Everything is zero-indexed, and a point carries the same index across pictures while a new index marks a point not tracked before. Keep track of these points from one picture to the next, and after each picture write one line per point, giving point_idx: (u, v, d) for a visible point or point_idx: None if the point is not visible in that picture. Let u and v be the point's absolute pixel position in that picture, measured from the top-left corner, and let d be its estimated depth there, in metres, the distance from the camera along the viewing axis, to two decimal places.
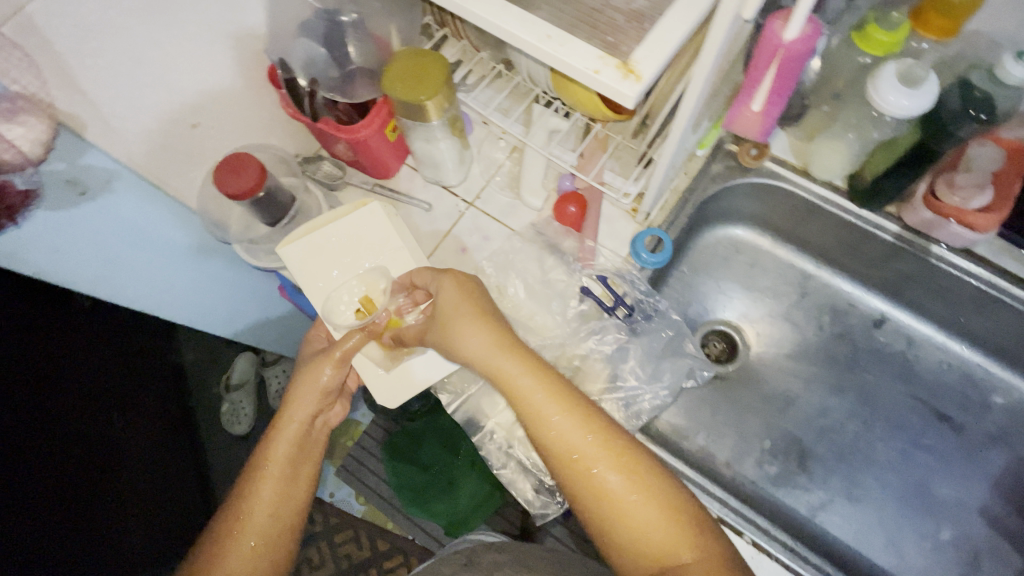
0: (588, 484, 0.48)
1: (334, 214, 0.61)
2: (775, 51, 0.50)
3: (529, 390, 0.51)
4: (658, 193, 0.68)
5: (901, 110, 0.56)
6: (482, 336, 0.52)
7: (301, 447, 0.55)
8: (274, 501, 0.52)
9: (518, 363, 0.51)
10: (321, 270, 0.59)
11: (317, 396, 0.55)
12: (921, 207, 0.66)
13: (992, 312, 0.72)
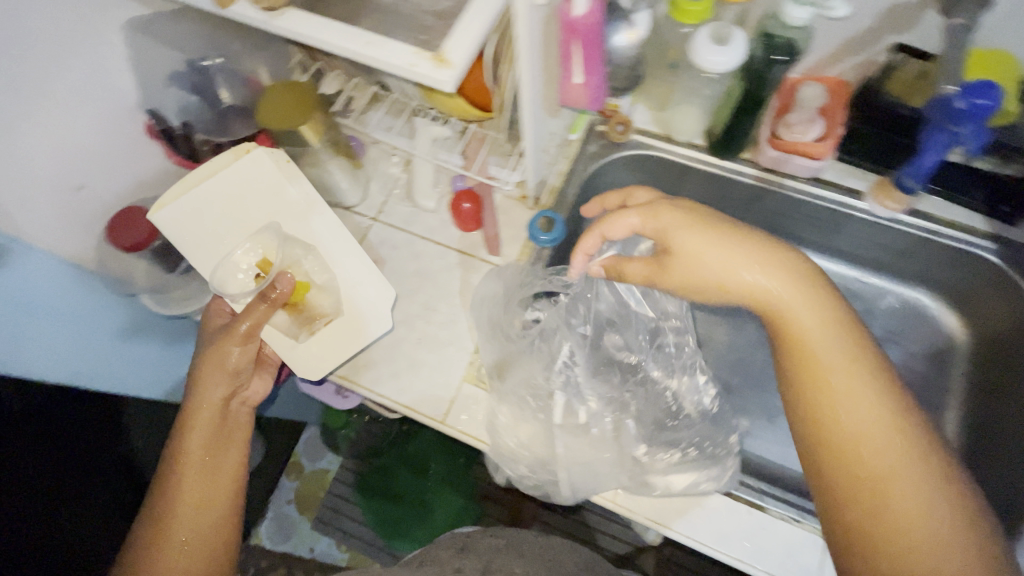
0: (852, 427, 0.48)
1: (214, 168, 0.66)
2: (569, 32, 0.47)
3: (808, 323, 0.51)
4: (541, 177, 0.73)
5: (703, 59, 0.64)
6: (776, 273, 0.52)
7: (215, 435, 0.59)
8: (201, 490, 0.57)
9: (790, 292, 0.52)
10: (207, 237, 0.64)
11: (226, 375, 0.60)
12: (767, 147, 0.74)
13: (849, 228, 0.79)
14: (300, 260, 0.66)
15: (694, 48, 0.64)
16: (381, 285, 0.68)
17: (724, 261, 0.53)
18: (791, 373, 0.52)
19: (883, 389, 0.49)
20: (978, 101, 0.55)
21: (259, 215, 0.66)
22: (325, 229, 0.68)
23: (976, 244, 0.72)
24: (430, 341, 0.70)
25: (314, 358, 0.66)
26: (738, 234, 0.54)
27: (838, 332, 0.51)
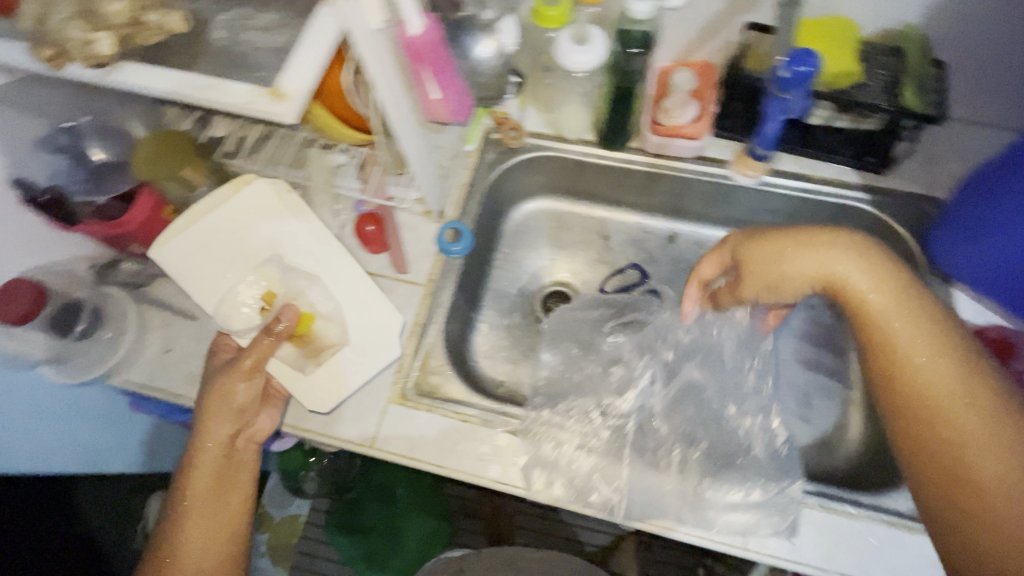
0: (950, 411, 0.48)
1: (210, 201, 0.72)
2: (412, 51, 0.50)
3: (881, 303, 0.54)
4: (438, 190, 0.75)
5: (564, 56, 0.67)
6: (815, 260, 0.58)
7: (218, 476, 0.61)
8: (204, 529, 0.60)
9: (874, 289, 0.55)
10: (206, 271, 0.70)
11: (231, 416, 0.62)
12: (649, 133, 0.78)
13: (737, 199, 0.84)
14: (308, 293, 0.71)
15: (556, 49, 0.68)
16: (388, 313, 0.71)
17: (808, 256, 0.58)
18: (877, 365, 0.53)
19: (976, 378, 0.49)
20: (799, 69, 0.60)
21: (264, 249, 0.72)
22: (328, 261, 0.72)
23: (851, 198, 0.77)
24: None
25: (321, 389, 0.68)
26: (815, 232, 0.59)
27: (929, 328, 0.52)
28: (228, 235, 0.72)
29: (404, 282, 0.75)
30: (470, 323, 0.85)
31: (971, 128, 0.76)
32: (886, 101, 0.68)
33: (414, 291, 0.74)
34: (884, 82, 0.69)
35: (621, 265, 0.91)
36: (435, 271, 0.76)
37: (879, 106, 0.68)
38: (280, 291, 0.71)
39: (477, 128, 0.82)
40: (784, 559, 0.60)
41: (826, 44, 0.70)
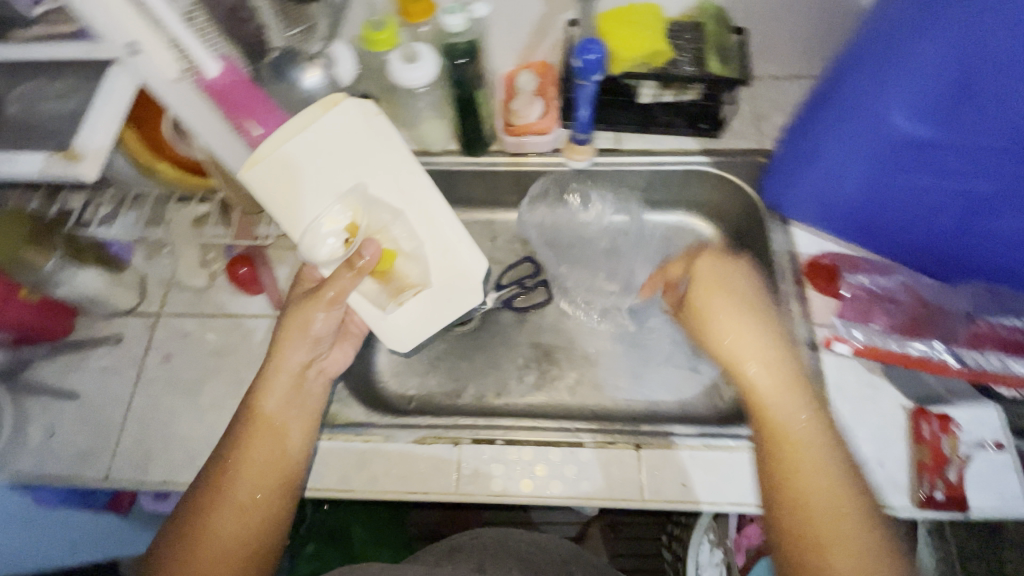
0: (812, 518, 0.53)
1: (298, 119, 0.61)
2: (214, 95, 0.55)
3: (804, 423, 0.58)
4: None
5: (399, 76, 0.71)
6: (745, 337, 0.64)
7: (292, 399, 0.65)
8: (265, 458, 0.61)
9: (767, 374, 0.62)
10: (283, 191, 0.60)
11: (308, 343, 0.65)
12: (504, 135, 0.84)
13: (598, 179, 0.89)
14: (405, 222, 0.67)
15: (391, 71, 0.71)
16: (474, 256, 0.70)
17: (726, 331, 0.65)
18: (772, 456, 0.58)
19: (847, 480, 0.55)
20: (587, 57, 0.66)
21: (347, 175, 0.63)
22: (421, 192, 0.67)
23: (693, 162, 0.85)
24: None
25: (403, 326, 0.70)
26: (742, 314, 0.65)
27: (811, 435, 0.57)
28: (322, 146, 0.61)
29: None
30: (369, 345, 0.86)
31: (777, 83, 0.87)
32: (696, 70, 0.76)
33: None
34: (690, 55, 0.77)
35: (512, 261, 0.95)
36: None
37: (692, 74, 0.75)
38: (378, 222, 0.64)
39: None
40: (683, 505, 0.64)
41: (635, 30, 0.76)
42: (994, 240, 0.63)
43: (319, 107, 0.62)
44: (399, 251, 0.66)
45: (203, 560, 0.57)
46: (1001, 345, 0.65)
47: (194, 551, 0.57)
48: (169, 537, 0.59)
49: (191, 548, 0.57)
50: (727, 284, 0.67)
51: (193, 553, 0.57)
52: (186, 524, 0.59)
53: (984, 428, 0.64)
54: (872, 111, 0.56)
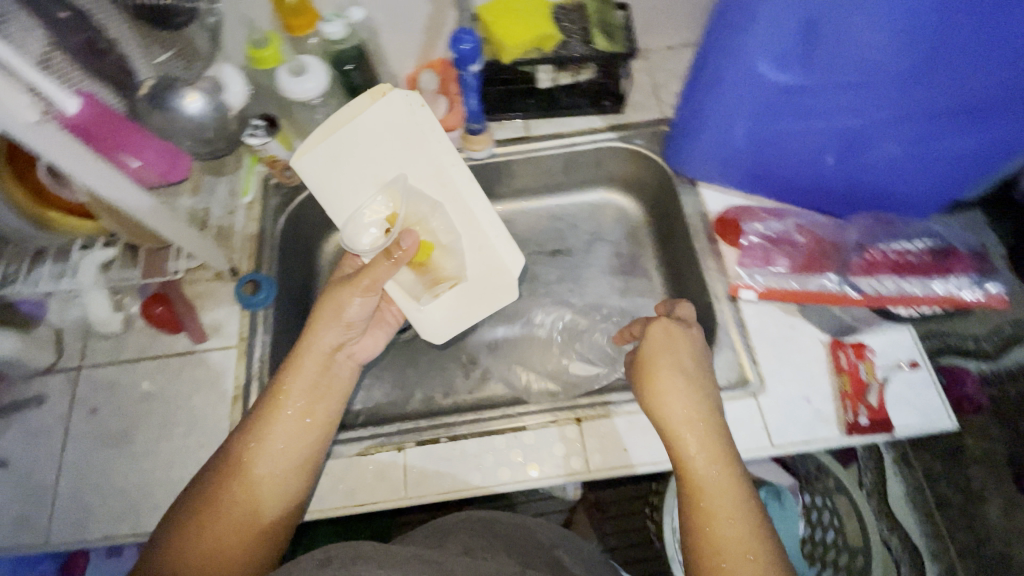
0: (721, 566, 0.50)
1: (354, 108, 0.69)
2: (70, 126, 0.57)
3: (734, 500, 0.53)
4: (218, 250, 0.75)
5: (287, 90, 0.70)
6: (687, 404, 0.58)
7: (323, 380, 0.64)
8: (292, 435, 0.60)
9: (701, 446, 0.55)
10: (335, 180, 0.70)
11: (338, 327, 0.65)
12: None
13: (515, 169, 0.91)
14: (445, 216, 0.70)
15: (279, 86, 0.71)
16: (510, 251, 0.71)
17: (667, 398, 0.58)
18: (701, 532, 0.52)
19: (763, 539, 0.51)
20: (460, 48, 0.66)
21: (392, 166, 0.70)
22: (455, 185, 0.70)
23: (602, 138, 0.87)
24: (180, 453, 0.69)
25: (438, 317, 0.74)
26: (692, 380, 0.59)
27: (734, 496, 0.53)
28: (374, 140, 0.68)
29: (214, 350, 0.74)
30: None
31: (668, 54, 0.92)
32: (587, 49, 0.77)
33: (226, 354, 0.73)
34: (580, 35, 0.78)
35: None
36: (244, 328, 0.75)
37: (584, 54, 0.77)
38: (419, 213, 0.71)
39: (250, 178, 0.83)
40: (627, 471, 0.66)
41: (522, 16, 0.77)
42: (873, 168, 0.67)
43: (366, 100, 0.69)
44: (436, 242, 0.71)
45: (219, 526, 0.54)
46: (895, 268, 0.66)
47: (211, 516, 0.54)
48: (186, 500, 0.56)
49: (208, 513, 0.55)
50: (678, 350, 0.61)
51: (207, 518, 0.54)
52: (204, 490, 0.56)
53: (897, 350, 0.67)
54: (739, 67, 0.58)
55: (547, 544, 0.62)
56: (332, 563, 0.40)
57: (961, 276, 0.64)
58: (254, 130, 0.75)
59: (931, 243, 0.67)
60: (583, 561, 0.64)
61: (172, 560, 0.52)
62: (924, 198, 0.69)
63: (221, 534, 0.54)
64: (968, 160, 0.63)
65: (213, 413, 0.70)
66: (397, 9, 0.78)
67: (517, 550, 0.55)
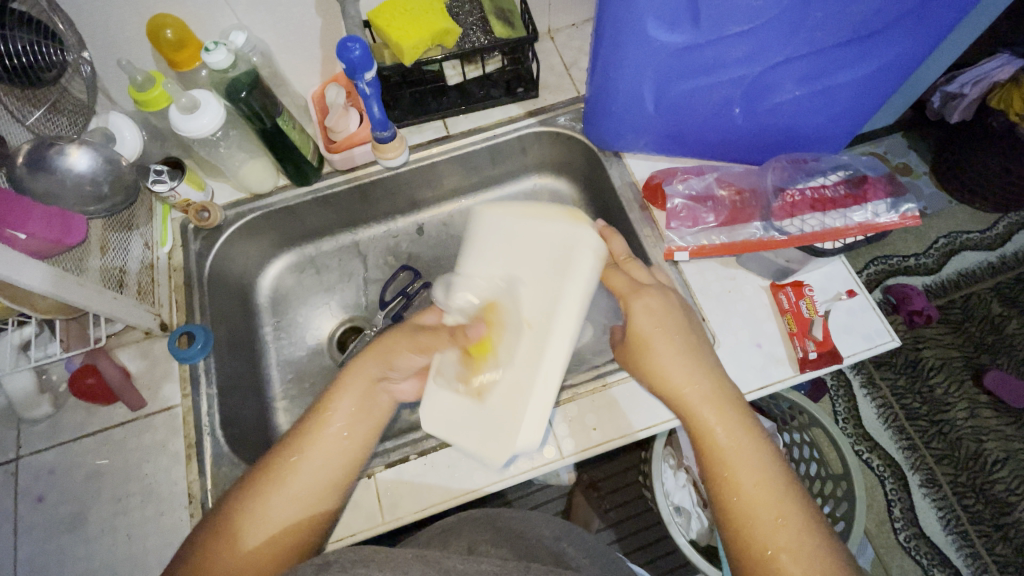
0: (756, 536, 0.49)
1: (543, 216, 0.70)
2: None
3: (748, 447, 0.53)
4: (145, 307, 0.71)
5: (186, 130, 0.67)
6: (690, 369, 0.57)
7: (366, 401, 0.61)
8: (330, 451, 0.57)
9: (714, 411, 0.55)
10: (486, 246, 0.72)
11: (381, 357, 0.63)
12: (330, 154, 0.80)
13: (444, 171, 0.89)
14: (514, 343, 0.65)
15: (174, 126, 0.68)
16: (535, 427, 0.62)
17: (673, 372, 0.57)
18: (725, 483, 0.52)
19: (794, 502, 0.50)
20: (352, 53, 0.64)
21: (523, 269, 0.68)
22: (551, 317, 0.64)
23: (523, 126, 0.86)
24: (140, 526, 0.65)
25: (438, 414, 0.66)
26: (690, 343, 0.59)
27: (756, 461, 0.52)
28: (534, 253, 0.69)
29: (158, 413, 0.70)
30: (264, 408, 0.81)
31: (573, 32, 0.92)
32: (489, 39, 0.77)
33: (171, 414, 0.70)
34: (478, 27, 0.77)
35: (387, 277, 0.92)
36: (186, 383, 0.72)
37: (487, 43, 0.76)
38: (510, 307, 0.67)
39: (166, 226, 0.79)
40: (631, 436, 0.67)
41: (413, 14, 0.73)
42: (778, 111, 0.69)
43: (567, 224, 0.68)
44: (496, 350, 0.66)
45: (257, 532, 0.52)
46: (814, 205, 0.66)
47: (249, 521, 0.52)
48: (216, 511, 0.54)
49: (246, 517, 0.52)
50: (672, 319, 0.60)
51: (242, 525, 0.52)
52: (237, 502, 0.53)
53: (833, 283, 0.71)
54: (633, 35, 0.57)
55: (550, 536, 0.59)
56: (331, 566, 0.38)
57: (876, 203, 0.65)
58: (157, 176, 0.73)
59: (843, 175, 0.69)
60: (589, 551, 0.60)
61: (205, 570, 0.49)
62: (829, 128, 0.73)
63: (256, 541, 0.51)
64: (861, 88, 0.66)
65: (168, 477, 0.67)
66: (287, 28, 0.76)
67: (519, 545, 0.54)
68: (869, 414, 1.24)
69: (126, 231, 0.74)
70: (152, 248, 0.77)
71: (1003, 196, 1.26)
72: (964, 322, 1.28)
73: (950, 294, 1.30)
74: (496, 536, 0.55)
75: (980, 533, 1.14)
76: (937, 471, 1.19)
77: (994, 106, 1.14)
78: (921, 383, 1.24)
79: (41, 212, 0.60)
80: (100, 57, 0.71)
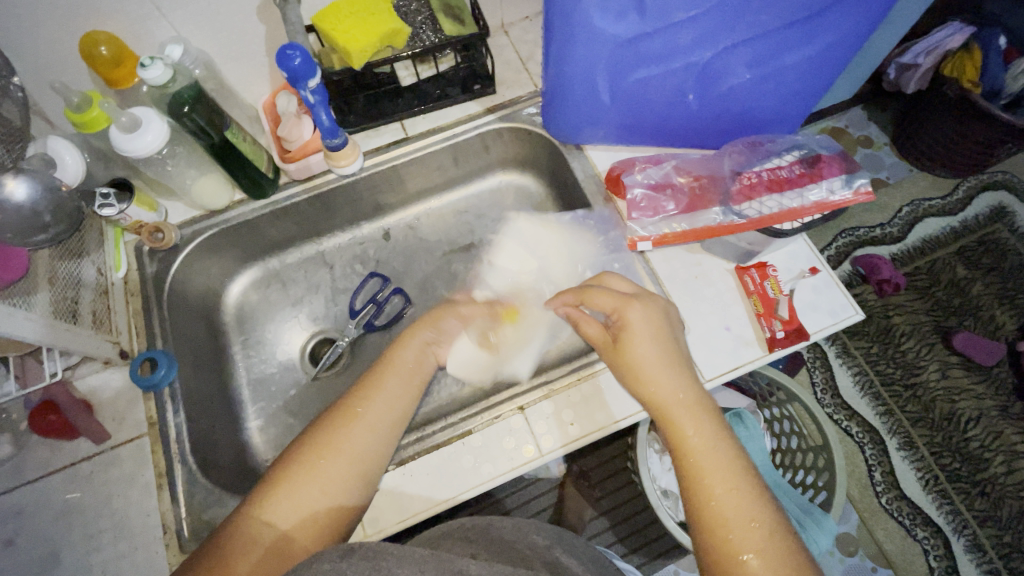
0: (731, 539, 0.48)
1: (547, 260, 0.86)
2: None
3: (726, 462, 0.52)
4: (102, 336, 0.69)
5: (131, 150, 0.65)
6: (674, 381, 0.57)
7: (422, 362, 0.67)
8: (393, 400, 0.61)
9: (694, 425, 0.55)
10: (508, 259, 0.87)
11: (430, 325, 0.70)
12: (286, 163, 0.78)
13: (407, 174, 0.88)
14: (535, 326, 0.81)
15: (116, 147, 0.65)
16: (526, 361, 0.78)
17: (655, 380, 0.57)
18: (698, 494, 0.52)
19: (767, 509, 0.50)
20: (294, 61, 0.62)
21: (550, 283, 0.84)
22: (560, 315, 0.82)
23: (482, 123, 0.85)
24: (114, 562, 0.63)
25: (462, 358, 0.75)
26: (674, 357, 0.59)
27: (733, 470, 0.52)
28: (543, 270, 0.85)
29: (126, 444, 0.68)
30: (237, 429, 0.79)
31: (526, 25, 0.91)
32: (439, 37, 0.75)
33: (141, 444, 0.68)
34: (428, 26, 0.76)
35: (356, 285, 0.90)
36: (152, 410, 0.70)
37: (437, 42, 0.74)
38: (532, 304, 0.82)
39: (120, 251, 0.76)
40: (611, 427, 0.67)
41: (359, 16, 0.71)
42: (731, 96, 0.69)
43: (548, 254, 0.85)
44: (517, 321, 0.80)
45: (329, 471, 0.54)
46: (772, 186, 0.67)
47: (324, 457, 0.55)
48: (291, 450, 0.56)
49: (319, 455, 0.55)
50: (657, 334, 0.60)
51: (318, 461, 0.55)
52: (290, 461, 0.55)
53: (797, 261, 0.71)
54: (580, 28, 0.57)
55: (538, 542, 0.58)
56: (355, 554, 0.38)
57: (831, 179, 0.66)
58: (104, 199, 0.70)
59: (797, 155, 0.69)
60: (577, 551, 0.60)
61: (281, 511, 0.52)
62: (784, 109, 0.74)
63: (328, 479, 0.54)
64: (812, 67, 0.67)
65: (140, 510, 0.65)
66: (230, 38, 0.73)
67: (511, 555, 0.53)
68: (846, 384, 1.27)
69: (75, 259, 0.70)
70: (106, 273, 0.74)
71: (960, 161, 1.30)
72: (931, 287, 1.31)
73: (916, 261, 1.33)
74: (487, 548, 0.54)
75: (959, 490, 1.18)
76: (914, 433, 1.22)
77: (948, 75, 1.15)
78: (893, 349, 1.27)
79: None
80: (32, 80, 0.68)
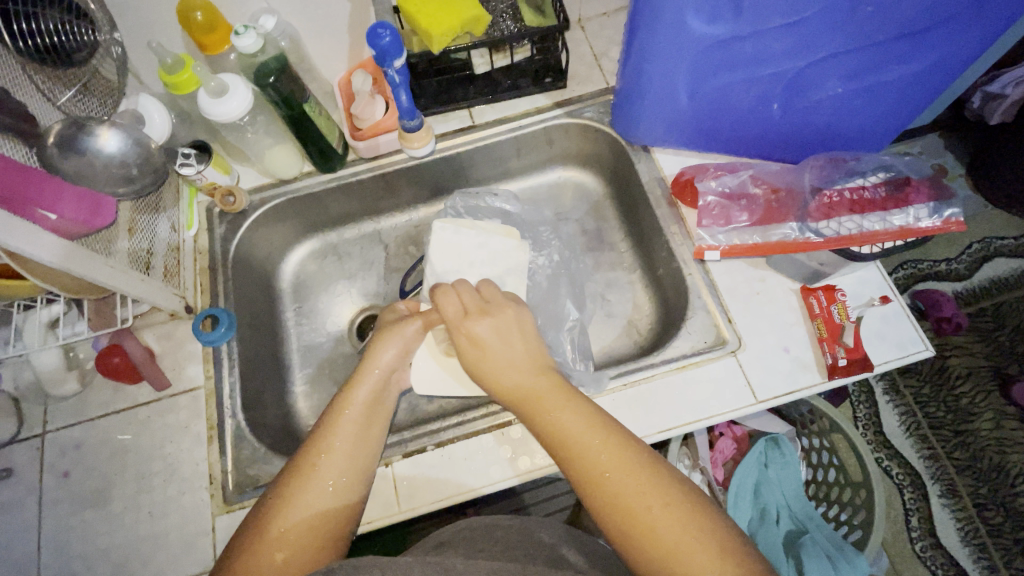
0: (608, 494, 0.46)
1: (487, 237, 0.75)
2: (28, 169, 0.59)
3: (575, 425, 0.50)
4: (169, 289, 0.72)
5: (218, 116, 0.67)
6: (515, 369, 0.56)
7: (378, 402, 0.61)
8: (353, 450, 0.56)
9: (549, 399, 0.53)
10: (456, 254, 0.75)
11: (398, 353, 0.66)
12: (355, 141, 0.80)
13: (469, 161, 0.88)
14: None
15: (203, 110, 0.68)
16: None
17: (500, 369, 0.56)
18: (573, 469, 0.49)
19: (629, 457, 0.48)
20: (383, 40, 0.63)
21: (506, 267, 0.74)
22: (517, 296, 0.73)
23: (550, 117, 0.85)
24: (160, 504, 0.66)
25: (425, 372, 0.71)
26: (515, 343, 0.58)
27: (591, 425, 0.50)
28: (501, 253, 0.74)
29: (182, 394, 0.71)
30: (284, 393, 0.82)
31: (604, 21, 0.89)
32: (519, 26, 0.75)
33: (195, 395, 0.71)
34: (508, 15, 0.76)
35: (408, 266, 0.92)
36: (208, 365, 0.72)
37: (515, 31, 0.75)
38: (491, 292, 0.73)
39: (193, 210, 0.80)
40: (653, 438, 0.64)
41: None
42: (818, 108, 0.67)
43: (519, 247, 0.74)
44: None
45: (290, 528, 0.50)
46: (853, 207, 0.65)
47: (275, 520, 0.50)
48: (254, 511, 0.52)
49: (279, 524, 0.50)
50: (505, 322, 0.59)
51: (281, 518, 0.50)
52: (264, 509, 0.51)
53: (867, 288, 0.68)
54: (668, 28, 0.55)
55: (549, 542, 0.57)
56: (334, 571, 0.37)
57: (918, 207, 0.64)
58: (185, 159, 0.73)
59: (883, 176, 0.67)
60: (596, 558, 0.59)
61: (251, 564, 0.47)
62: (867, 128, 0.71)
63: (289, 535, 0.49)
64: (906, 87, 0.64)
65: (187, 457, 0.68)
66: (317, 15, 0.76)
67: (514, 553, 0.53)
68: (890, 421, 1.21)
69: (153, 212, 0.74)
70: (178, 231, 0.77)
71: None
72: (996, 330, 1.23)
73: (982, 301, 1.26)
74: (499, 548, 0.53)
75: (1000, 546, 1.11)
76: (959, 482, 1.16)
77: None
78: (946, 392, 1.21)
79: (72, 191, 0.60)
80: (132, 37, 0.72)
